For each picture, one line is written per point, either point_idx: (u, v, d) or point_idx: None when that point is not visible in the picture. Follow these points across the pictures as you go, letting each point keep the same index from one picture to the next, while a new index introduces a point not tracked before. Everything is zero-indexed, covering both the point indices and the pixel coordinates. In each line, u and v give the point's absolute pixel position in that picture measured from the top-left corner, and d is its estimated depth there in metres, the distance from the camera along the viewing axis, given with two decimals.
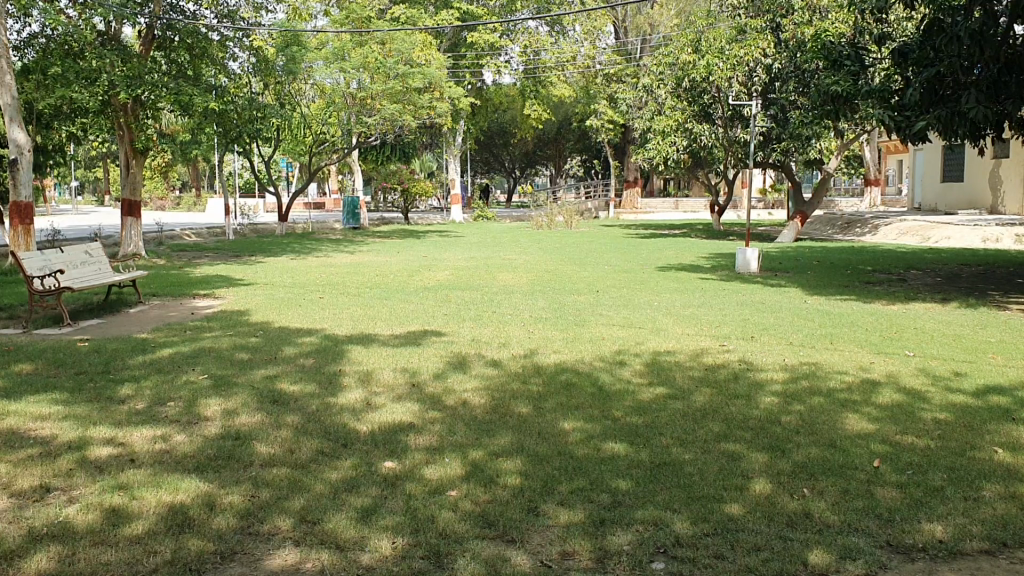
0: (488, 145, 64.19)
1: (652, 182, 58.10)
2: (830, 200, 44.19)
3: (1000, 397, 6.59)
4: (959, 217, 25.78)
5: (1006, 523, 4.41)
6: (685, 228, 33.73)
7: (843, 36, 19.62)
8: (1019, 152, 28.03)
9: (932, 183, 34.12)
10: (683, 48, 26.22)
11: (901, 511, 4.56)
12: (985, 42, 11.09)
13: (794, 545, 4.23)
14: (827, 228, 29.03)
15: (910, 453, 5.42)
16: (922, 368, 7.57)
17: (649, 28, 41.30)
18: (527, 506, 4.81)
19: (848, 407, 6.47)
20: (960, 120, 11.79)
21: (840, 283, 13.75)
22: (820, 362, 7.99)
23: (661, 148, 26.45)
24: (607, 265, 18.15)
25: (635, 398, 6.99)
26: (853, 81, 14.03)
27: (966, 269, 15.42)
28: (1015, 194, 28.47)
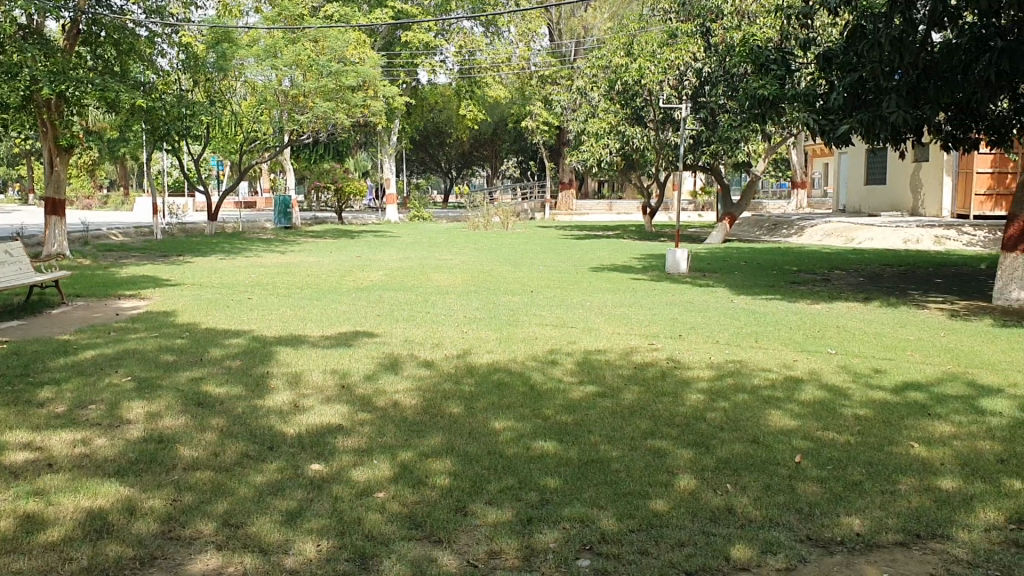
0: (424, 145, 64.12)
1: (586, 185, 58.62)
2: (758, 203, 45.09)
3: (916, 392, 6.78)
4: (882, 220, 26.42)
5: (920, 515, 4.52)
6: (618, 230, 34.07)
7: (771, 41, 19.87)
8: (936, 155, 28.95)
9: (855, 186, 35.04)
10: (616, 51, 26.09)
11: (821, 506, 4.66)
12: (905, 48, 11.31)
13: (717, 541, 4.29)
14: (754, 230, 29.50)
15: (830, 449, 5.53)
16: (842, 365, 7.76)
17: (582, 31, 42.09)
18: (455, 507, 4.79)
19: (772, 404, 6.58)
20: (882, 124, 12.08)
21: (767, 284, 14.00)
22: (746, 360, 8.12)
23: (593, 151, 26.82)
24: (541, 266, 18.26)
25: (565, 396, 7.02)
26: (779, 85, 14.32)
27: (888, 270, 15.83)
28: (933, 197, 29.39)
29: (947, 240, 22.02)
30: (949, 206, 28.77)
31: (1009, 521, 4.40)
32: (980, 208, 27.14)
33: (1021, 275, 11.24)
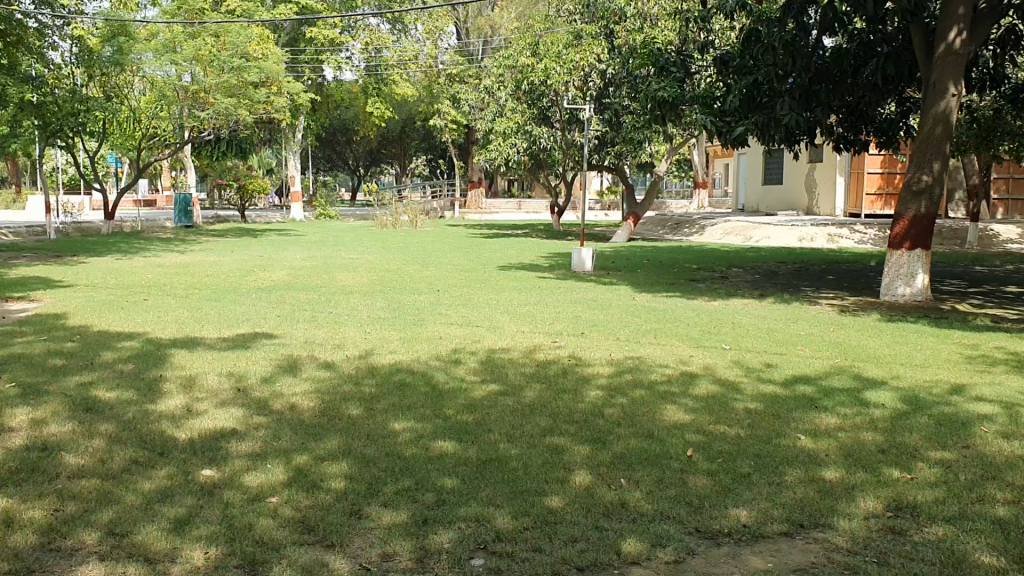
0: (330, 143, 63.30)
1: (495, 183, 58.78)
2: (663, 202, 45.92)
3: (805, 386, 7.00)
4: (778, 219, 27.20)
5: (805, 505, 4.65)
6: (526, 228, 34.30)
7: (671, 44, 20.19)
8: (830, 156, 29.93)
9: (753, 185, 36.00)
10: (523, 51, 26.15)
11: (710, 499, 4.76)
12: (797, 52, 11.64)
13: (609, 536, 4.34)
14: (657, 229, 30.03)
15: (721, 442, 5.66)
16: (736, 360, 7.96)
17: (490, 30, 42.01)
18: (349, 510, 4.74)
19: (667, 400, 6.71)
20: (776, 125, 12.39)
21: (668, 281, 14.26)
22: (645, 356, 8.25)
23: (501, 150, 26.80)
24: (447, 264, 18.22)
25: (466, 395, 7.01)
26: (677, 87, 14.57)
27: (784, 268, 16.30)
28: (827, 197, 30.39)
29: (840, 238, 22.92)
30: (841, 205, 29.76)
31: (888, 508, 4.56)
32: (870, 207, 28.59)
33: (907, 270, 11.72)
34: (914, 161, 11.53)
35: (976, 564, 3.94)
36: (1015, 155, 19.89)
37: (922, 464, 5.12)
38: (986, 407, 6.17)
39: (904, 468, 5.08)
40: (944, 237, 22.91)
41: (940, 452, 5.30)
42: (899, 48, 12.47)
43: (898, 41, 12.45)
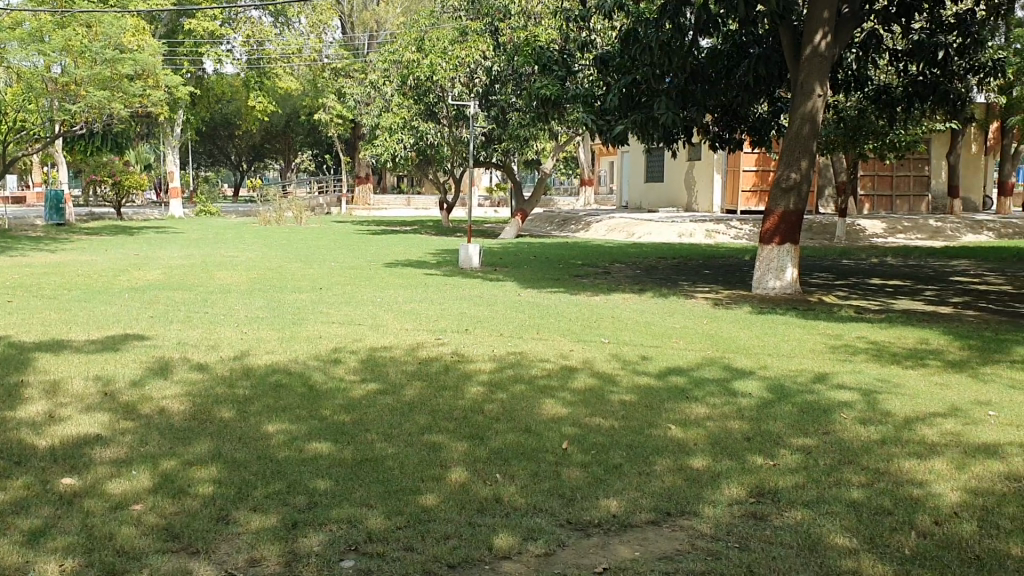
0: (211, 137, 61.59)
1: (383, 179, 58.38)
2: (550, 198, 46.46)
3: (679, 377, 7.18)
4: (660, 215, 27.86)
5: (673, 494, 4.75)
6: (415, 224, 34.14)
7: (553, 43, 20.37)
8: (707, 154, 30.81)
9: (636, 182, 36.79)
10: (408, 46, 25.87)
11: (582, 491, 4.81)
12: (672, 53, 11.98)
13: (481, 531, 4.34)
14: (544, 225, 30.33)
15: (596, 435, 5.75)
16: (614, 354, 8.10)
17: (374, 25, 41.27)
18: (217, 515, 4.61)
19: (546, 394, 6.78)
20: (654, 124, 12.68)
21: (552, 277, 14.42)
22: (526, 351, 8.32)
23: (387, 146, 25.66)
24: (331, 261, 17.97)
25: (344, 394, 6.92)
26: (559, 85, 14.75)
27: (664, 263, 16.72)
28: (705, 194, 31.28)
29: (717, 233, 23.82)
30: (718, 202, 30.68)
31: (750, 494, 4.71)
32: (746, 204, 29.64)
33: (777, 264, 12.15)
34: (784, 159, 11.98)
35: (830, 544, 4.09)
36: (879, 155, 20.94)
37: (784, 451, 5.32)
38: (846, 394, 6.45)
39: (768, 455, 5.26)
40: (815, 232, 23.91)
41: (802, 439, 5.51)
42: (769, 49, 13.06)
43: (768, 44, 12.95)
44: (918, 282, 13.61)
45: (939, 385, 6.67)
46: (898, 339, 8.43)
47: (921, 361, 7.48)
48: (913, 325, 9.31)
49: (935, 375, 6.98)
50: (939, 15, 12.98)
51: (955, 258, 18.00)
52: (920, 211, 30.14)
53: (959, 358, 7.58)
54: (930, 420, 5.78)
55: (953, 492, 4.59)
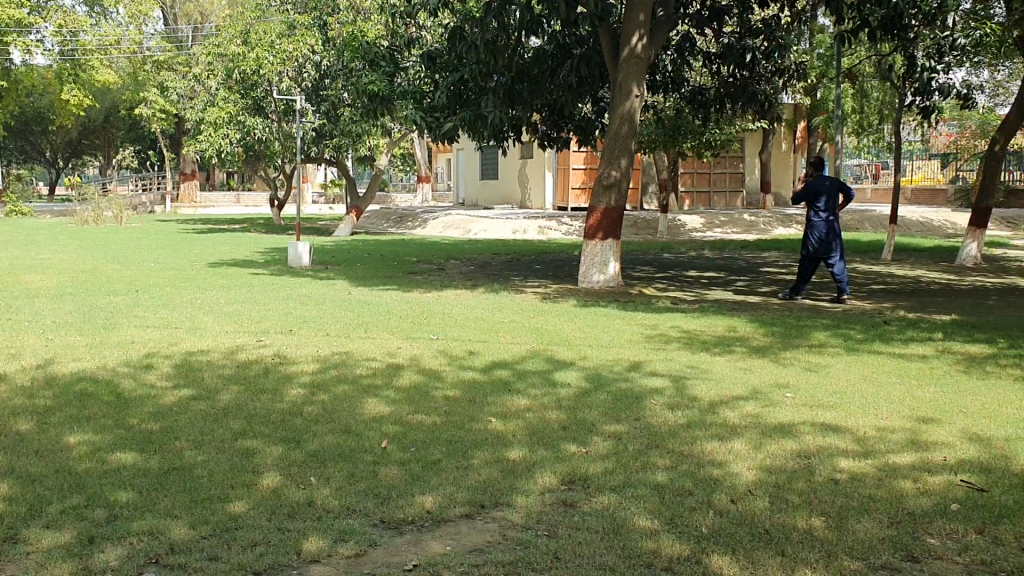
0: (21, 133, 57.67)
1: (212, 175, 56.34)
2: (386, 195, 46.13)
3: (503, 371, 7.26)
4: (494, 212, 28.16)
5: (488, 486, 4.78)
6: (245, 223, 33.11)
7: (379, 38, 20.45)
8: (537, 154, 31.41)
9: (471, 180, 37.05)
10: (232, 39, 24.70)
11: (397, 489, 4.76)
12: (498, 52, 12.14)
13: (291, 536, 4.23)
14: (380, 222, 30.01)
15: (416, 431, 5.72)
16: (441, 350, 8.11)
17: (199, 17, 41.42)
18: (4, 536, 4.31)
19: (368, 393, 6.71)
20: (482, 122, 12.83)
21: (384, 275, 14.32)
22: (351, 351, 8.21)
23: (213, 141, 24.44)
24: (151, 262, 17.16)
25: (156, 402, 6.63)
26: (387, 82, 14.70)
27: (496, 258, 16.91)
28: (537, 192, 31.88)
29: (549, 229, 24.38)
30: (549, 200, 31.40)
31: (563, 482, 4.79)
32: (577, 201, 30.43)
33: (601, 259, 12.51)
34: (605, 157, 12.36)
35: (635, 527, 4.21)
36: (698, 152, 21.94)
37: (597, 438, 5.46)
38: (658, 381, 6.70)
39: (581, 443, 5.39)
40: (640, 228, 24.72)
41: (614, 426, 5.69)
42: (591, 50, 13.32)
43: (589, 45, 13.34)
44: (732, 273, 14.33)
45: (742, 369, 7.04)
46: (709, 327, 8.85)
47: (729, 348, 7.88)
48: (724, 314, 9.80)
49: (740, 361, 7.37)
50: (747, 20, 13.71)
51: (768, 250, 19.06)
52: (731, 206, 31.90)
53: (763, 344, 8.04)
54: (733, 403, 6.10)
55: (749, 471, 4.84)
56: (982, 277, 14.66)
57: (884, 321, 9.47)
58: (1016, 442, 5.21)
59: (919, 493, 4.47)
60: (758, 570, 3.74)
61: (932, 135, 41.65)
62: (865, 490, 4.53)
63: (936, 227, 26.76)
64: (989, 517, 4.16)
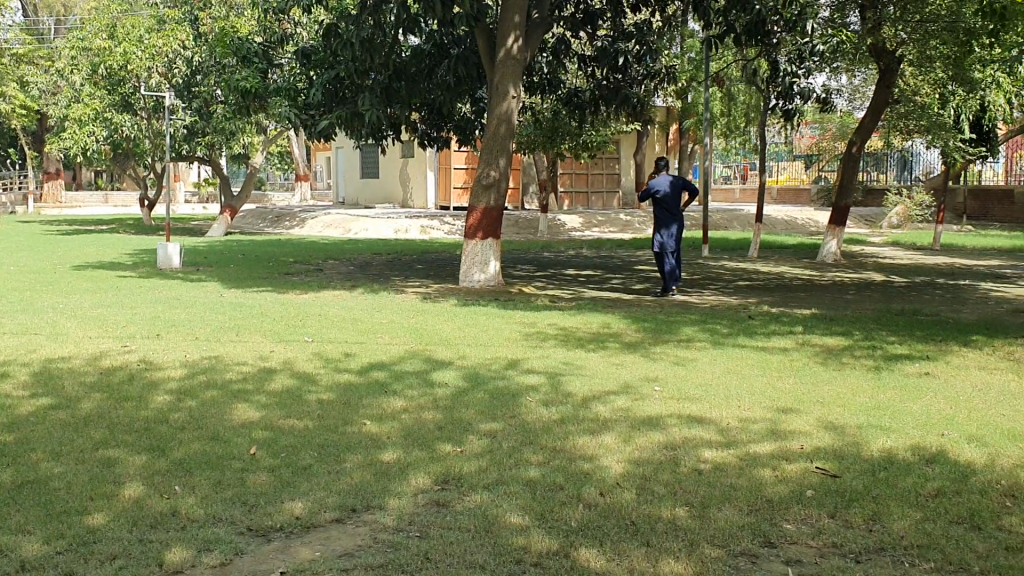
0: None
1: (78, 175, 53.97)
2: (264, 195, 45.13)
3: (379, 372, 7.21)
4: (375, 211, 27.90)
5: (360, 489, 4.73)
6: (114, 224, 31.77)
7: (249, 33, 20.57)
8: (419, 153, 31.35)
9: (352, 179, 36.63)
10: (97, 32, 23.72)
11: (265, 496, 4.66)
12: (374, 50, 12.06)
13: (152, 548, 4.09)
14: (257, 222, 29.27)
15: (288, 436, 5.62)
16: (316, 352, 7.99)
17: (61, 10, 40.60)
18: None
19: (239, 398, 6.55)
20: (359, 120, 12.72)
21: (259, 276, 14.01)
22: (222, 355, 8.00)
23: (78, 139, 23.42)
24: (8, 265, 16.27)
25: (10, 412, 6.30)
26: (260, 79, 14.40)
27: (376, 259, 16.77)
28: (418, 190, 31.80)
29: (431, 229, 24.35)
30: (431, 199, 31.40)
31: (436, 482, 4.79)
32: (458, 200, 30.49)
33: (481, 258, 12.56)
34: (483, 157, 12.42)
35: (507, 523, 4.23)
36: (576, 153, 22.29)
37: (471, 437, 5.49)
38: (533, 379, 6.78)
39: (455, 443, 5.40)
40: (521, 227, 24.92)
41: (489, 424, 5.72)
42: (468, 50, 13.39)
43: (466, 45, 13.41)
44: (608, 271, 14.61)
45: (615, 365, 7.20)
46: (584, 324, 9.01)
47: (603, 344, 8.03)
48: (599, 311, 10.00)
49: (613, 357, 7.53)
50: (620, 24, 14.00)
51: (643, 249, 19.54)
52: (607, 205, 32.57)
53: (635, 340, 8.23)
54: (605, 398, 6.22)
55: (618, 464, 4.95)
56: (841, 272, 15.41)
57: (750, 315, 9.84)
58: (867, 428, 5.50)
59: (778, 481, 4.66)
60: (623, 561, 3.81)
61: (793, 135, 43.53)
62: (727, 479, 4.69)
63: (800, 224, 27.99)
64: (841, 501, 4.37)
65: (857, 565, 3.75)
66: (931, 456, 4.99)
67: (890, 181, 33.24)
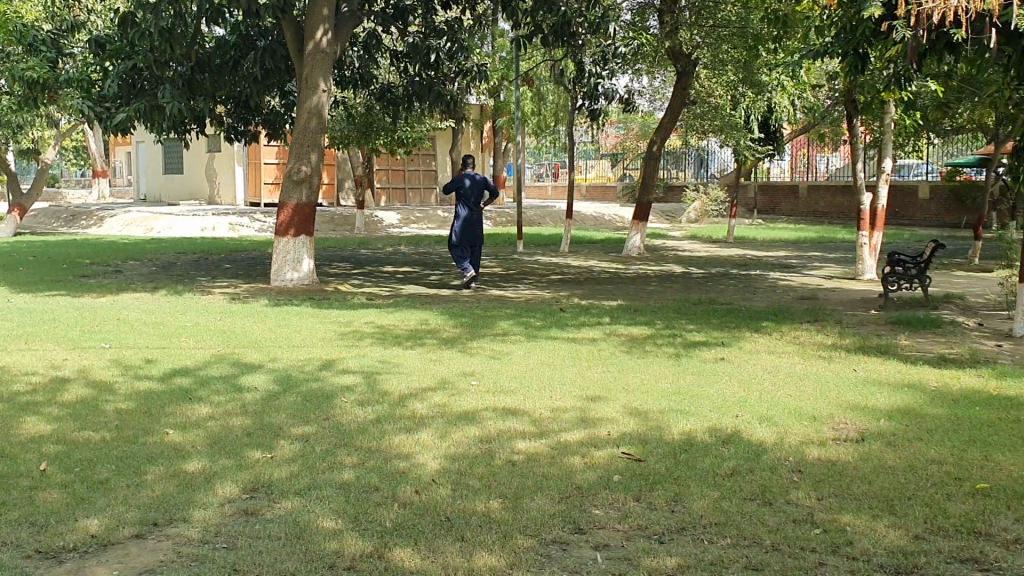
0: None
1: None
2: (56, 192, 42.19)
3: (183, 378, 6.89)
4: (180, 208, 26.68)
5: (163, 501, 4.50)
6: None
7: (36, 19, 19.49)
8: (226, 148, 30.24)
9: (154, 175, 34.84)
10: None
11: (57, 514, 4.35)
12: (174, 41, 11.54)
13: None
14: (49, 221, 27.34)
15: (82, 450, 5.28)
16: (115, 359, 7.55)
17: None
18: None
19: (27, 411, 6.09)
20: (159, 113, 12.16)
21: (51, 279, 13.09)
22: (8, 365, 7.41)
23: None
24: None
25: None
26: (48, 67, 13.49)
27: (181, 258, 16.03)
28: (227, 186, 30.68)
29: (241, 226, 23.65)
30: (241, 196, 30.35)
31: (244, 490, 4.63)
32: (270, 196, 29.65)
33: (294, 256, 12.27)
34: (293, 152, 12.14)
35: (318, 527, 4.15)
36: (389, 149, 22.14)
37: (282, 441, 5.34)
38: (347, 379, 6.69)
39: (265, 448, 5.24)
40: (337, 224, 24.54)
41: (301, 427, 5.59)
42: (275, 43, 13.02)
43: (273, 37, 13.07)
44: (424, 268, 14.61)
45: (431, 362, 7.21)
46: (400, 322, 8.97)
47: (419, 341, 8.03)
48: (415, 308, 9.99)
49: (430, 353, 7.54)
50: (431, 21, 14.01)
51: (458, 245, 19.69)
52: (422, 202, 32.64)
53: (450, 336, 8.27)
54: (422, 395, 6.22)
55: (433, 461, 4.96)
56: (646, 265, 16.10)
57: (561, 308, 10.10)
58: (669, 413, 5.76)
59: (587, 468, 4.80)
60: (438, 558, 3.81)
61: (599, 132, 45.11)
62: (539, 469, 4.79)
63: (608, 220, 29.04)
64: (645, 485, 4.56)
65: (660, 545, 3.92)
66: (727, 437, 5.29)
67: (688, 178, 35.08)
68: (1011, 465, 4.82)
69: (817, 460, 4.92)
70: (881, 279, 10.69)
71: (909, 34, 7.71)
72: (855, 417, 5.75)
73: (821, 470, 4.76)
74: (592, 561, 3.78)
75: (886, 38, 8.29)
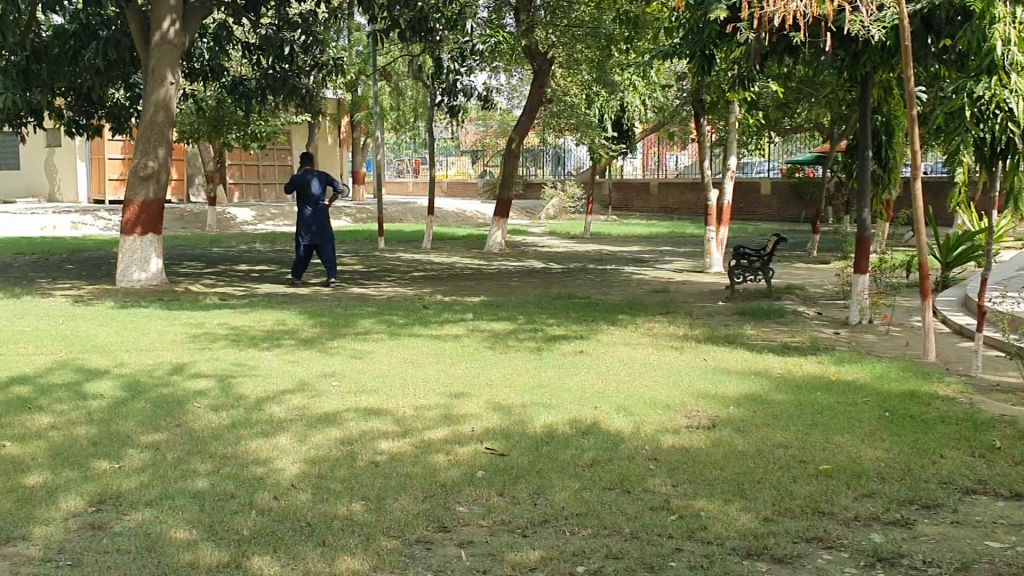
0: None
1: None
2: None
3: (23, 386, 6.48)
4: (17, 206, 25.09)
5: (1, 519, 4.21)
6: None
7: None
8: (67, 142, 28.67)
9: None
10: None
11: None
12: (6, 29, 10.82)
13: None
14: None
15: None
16: None
17: None
18: None
19: None
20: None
21: None
22: None
23: None
24: None
25: None
26: None
27: (19, 258, 15.09)
28: (69, 182, 29.12)
29: (83, 225, 22.62)
30: (83, 192, 28.89)
31: (92, 504, 4.39)
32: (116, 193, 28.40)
33: (141, 255, 11.72)
34: (138, 146, 11.63)
35: (173, 539, 3.98)
36: (243, 143, 21.51)
37: (131, 451, 5.10)
38: (202, 383, 6.45)
39: (113, 458, 4.99)
40: (187, 222, 23.72)
41: (152, 435, 5.36)
42: (119, 32, 12.39)
43: (116, 26, 12.46)
44: (282, 266, 14.27)
45: (289, 363, 7.03)
46: (257, 322, 8.72)
47: (277, 342, 7.82)
48: (272, 308, 9.73)
49: (288, 354, 7.35)
50: (284, 13, 13.66)
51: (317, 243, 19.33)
52: (279, 199, 31.88)
53: (310, 335, 8.10)
54: (280, 398, 6.06)
55: (293, 465, 4.85)
56: (506, 261, 16.24)
57: (423, 306, 10.06)
58: (531, 407, 5.82)
59: (450, 466, 4.79)
60: (299, 565, 3.72)
61: (458, 128, 45.18)
62: (402, 469, 4.75)
63: (468, 216, 29.15)
64: (507, 479, 4.59)
65: (523, 539, 3.95)
66: (587, 428, 5.39)
67: (546, 175, 35.62)
68: (849, 445, 5.11)
69: (672, 448, 5.08)
70: (729, 273, 11.15)
71: (751, 36, 8.11)
72: (705, 405, 5.97)
73: (676, 457, 4.91)
74: (456, 559, 3.77)
75: (731, 40, 8.69)
